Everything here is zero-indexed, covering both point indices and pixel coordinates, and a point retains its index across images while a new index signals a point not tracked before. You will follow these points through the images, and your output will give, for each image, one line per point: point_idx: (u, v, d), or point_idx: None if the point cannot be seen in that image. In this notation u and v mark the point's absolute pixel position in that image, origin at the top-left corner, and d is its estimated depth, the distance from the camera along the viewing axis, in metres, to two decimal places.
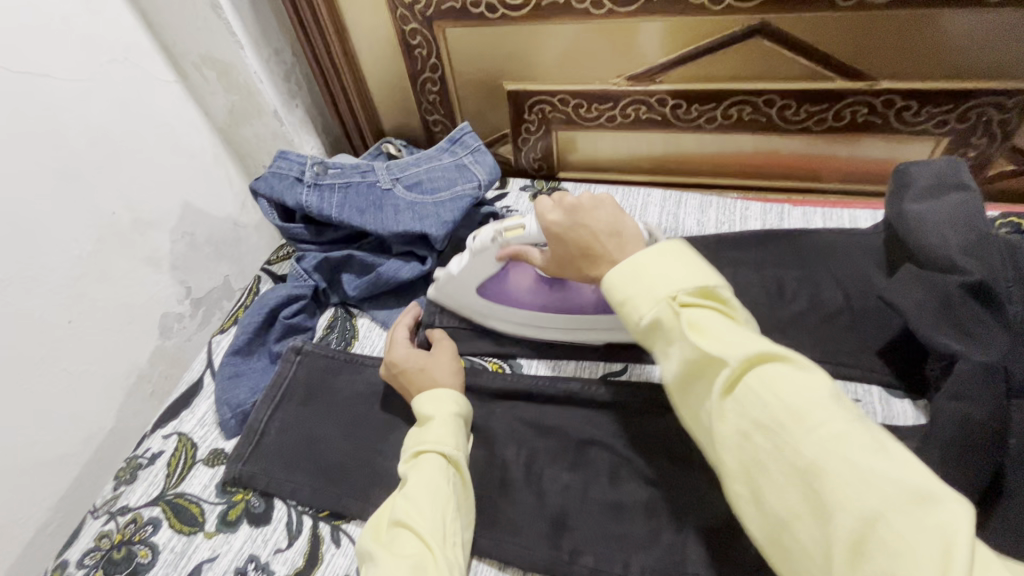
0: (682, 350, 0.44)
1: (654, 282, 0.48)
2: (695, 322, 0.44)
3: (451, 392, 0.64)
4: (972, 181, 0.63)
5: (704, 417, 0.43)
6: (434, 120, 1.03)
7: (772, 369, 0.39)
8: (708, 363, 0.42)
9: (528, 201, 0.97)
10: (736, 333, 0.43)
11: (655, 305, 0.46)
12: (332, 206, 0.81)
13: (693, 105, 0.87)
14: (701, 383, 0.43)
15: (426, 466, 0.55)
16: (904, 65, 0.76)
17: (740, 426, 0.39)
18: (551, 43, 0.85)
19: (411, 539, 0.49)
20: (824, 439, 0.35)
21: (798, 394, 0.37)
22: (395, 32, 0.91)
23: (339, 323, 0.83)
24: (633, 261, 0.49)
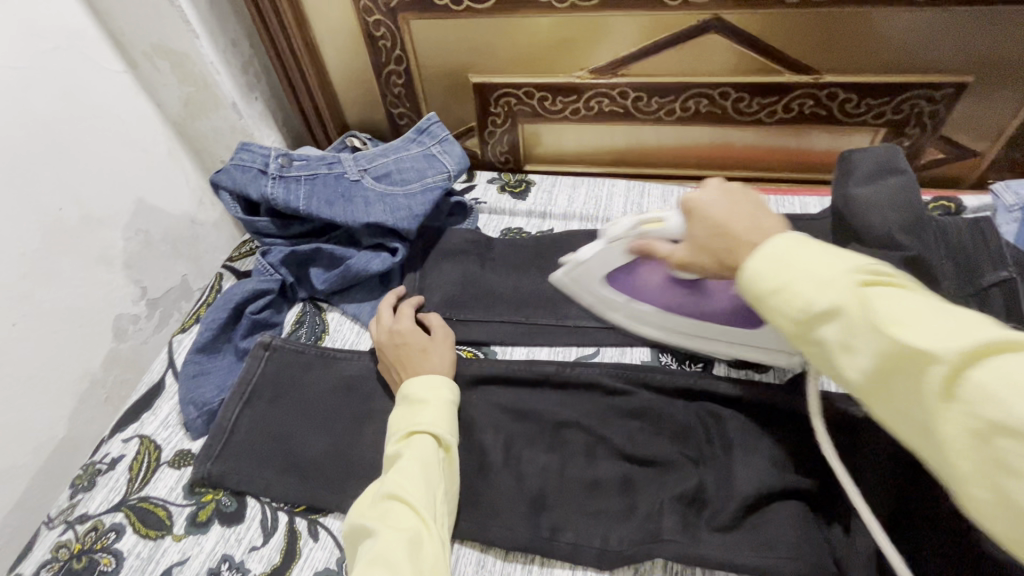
0: (869, 346, 0.36)
1: (816, 269, 0.40)
2: (879, 311, 0.36)
3: (444, 378, 0.65)
4: (908, 167, 0.68)
5: (919, 424, 0.35)
6: (399, 113, 1.03)
7: (1010, 358, 0.32)
8: (903, 358, 0.35)
9: (496, 193, 0.98)
10: (936, 318, 0.35)
11: (829, 290, 0.39)
12: (299, 199, 0.80)
13: (653, 98, 0.91)
14: (908, 382, 0.35)
15: (420, 446, 0.56)
16: (844, 60, 0.81)
17: (975, 429, 0.32)
18: (515, 36, 0.86)
19: (405, 513, 0.49)
20: None
21: None
22: (357, 23, 0.90)
23: (308, 318, 0.82)
24: (774, 254, 0.43)
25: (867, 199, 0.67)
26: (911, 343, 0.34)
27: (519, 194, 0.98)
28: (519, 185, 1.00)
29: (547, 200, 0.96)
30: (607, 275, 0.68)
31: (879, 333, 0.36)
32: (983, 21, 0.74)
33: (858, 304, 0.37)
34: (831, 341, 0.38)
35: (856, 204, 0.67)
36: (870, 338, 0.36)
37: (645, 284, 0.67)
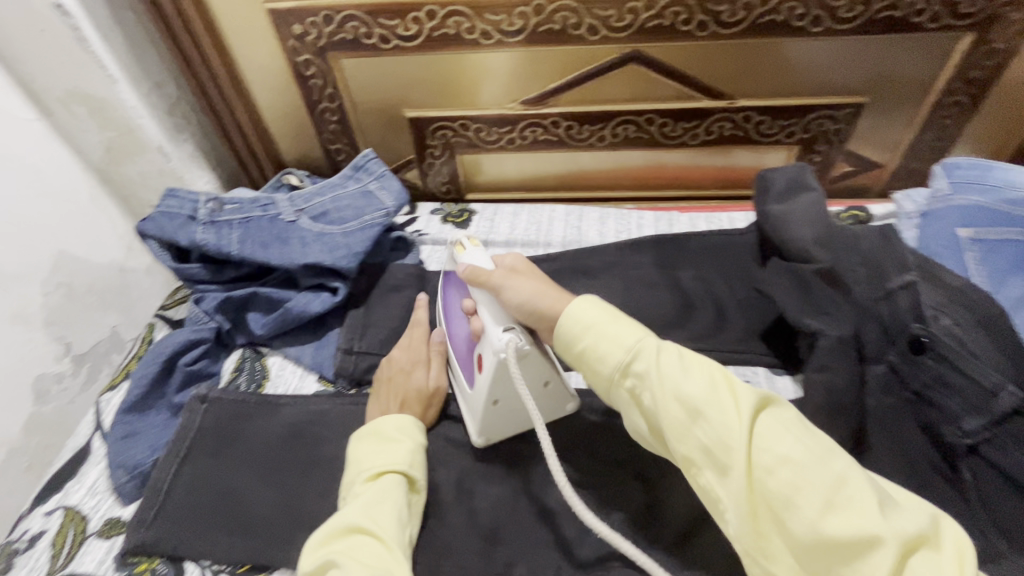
0: (668, 397, 0.48)
1: (619, 334, 0.53)
2: (679, 377, 0.48)
3: (414, 418, 0.64)
4: (814, 184, 0.74)
5: (699, 462, 0.46)
6: (337, 149, 1.02)
7: (766, 413, 0.45)
8: (696, 411, 0.46)
9: (438, 224, 0.99)
10: (707, 381, 0.48)
11: (631, 352, 0.52)
12: (231, 243, 0.78)
13: (583, 126, 0.94)
14: (698, 427, 0.46)
15: (391, 484, 0.56)
16: (755, 85, 0.87)
17: (765, 464, 0.43)
18: (445, 71, 0.88)
19: (374, 546, 0.50)
20: (828, 474, 0.41)
21: (791, 436, 0.43)
22: (287, 63, 0.90)
23: (248, 364, 0.79)
24: (594, 316, 0.54)
25: (784, 216, 0.72)
26: (703, 399, 0.47)
27: (462, 223, 0.99)
28: (461, 215, 1.01)
29: (489, 229, 0.98)
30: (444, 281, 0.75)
31: (680, 374, 0.48)
32: (871, 48, 0.81)
33: (669, 370, 0.49)
34: (648, 396, 0.49)
35: (774, 220, 0.73)
36: (675, 395, 0.48)
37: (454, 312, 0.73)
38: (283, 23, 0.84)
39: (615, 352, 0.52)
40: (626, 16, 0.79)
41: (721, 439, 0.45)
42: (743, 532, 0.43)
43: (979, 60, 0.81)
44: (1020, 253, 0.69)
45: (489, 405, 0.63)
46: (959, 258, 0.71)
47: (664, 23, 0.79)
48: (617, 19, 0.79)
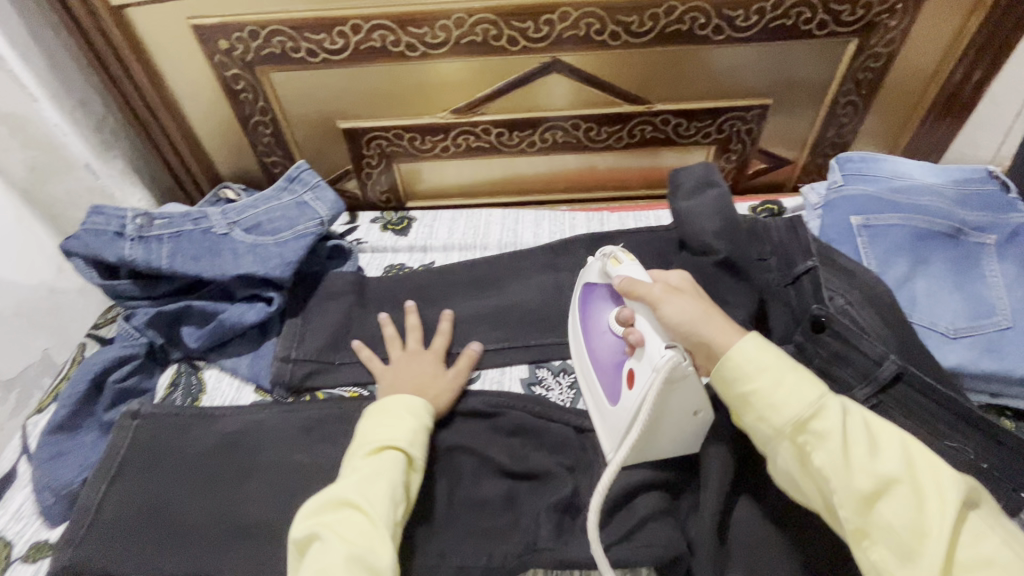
0: (851, 458, 0.47)
1: (801, 386, 0.51)
2: (848, 438, 0.48)
3: (425, 402, 0.68)
4: (719, 180, 0.79)
5: (864, 521, 0.46)
6: (273, 162, 1.03)
7: (931, 473, 0.46)
8: (909, 450, 0.48)
9: (378, 232, 1.01)
10: (864, 438, 0.48)
11: (809, 405, 0.50)
12: (161, 258, 0.78)
13: (513, 132, 0.98)
14: (880, 495, 0.46)
15: (389, 463, 0.59)
16: (669, 90, 0.93)
17: (912, 528, 0.44)
18: (375, 83, 0.91)
19: (360, 520, 0.54)
20: (982, 549, 0.43)
21: (939, 494, 0.45)
22: (215, 78, 0.90)
23: (183, 379, 0.79)
24: (767, 358, 0.53)
25: (689, 211, 0.76)
26: (895, 460, 0.47)
27: (401, 230, 1.01)
28: (401, 222, 1.03)
29: (428, 234, 1.00)
30: (586, 288, 0.72)
31: (857, 437, 0.48)
32: (770, 54, 0.88)
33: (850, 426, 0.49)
34: (801, 434, 0.50)
35: (681, 215, 0.77)
36: (791, 408, 0.50)
37: (600, 325, 0.69)
38: (209, 39, 0.85)
39: (781, 408, 0.50)
40: (543, 28, 0.84)
41: (877, 499, 0.46)
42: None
43: (865, 63, 0.89)
44: (903, 238, 0.75)
45: (635, 426, 0.60)
46: (853, 244, 0.77)
47: (579, 33, 0.84)
48: (534, 31, 0.84)
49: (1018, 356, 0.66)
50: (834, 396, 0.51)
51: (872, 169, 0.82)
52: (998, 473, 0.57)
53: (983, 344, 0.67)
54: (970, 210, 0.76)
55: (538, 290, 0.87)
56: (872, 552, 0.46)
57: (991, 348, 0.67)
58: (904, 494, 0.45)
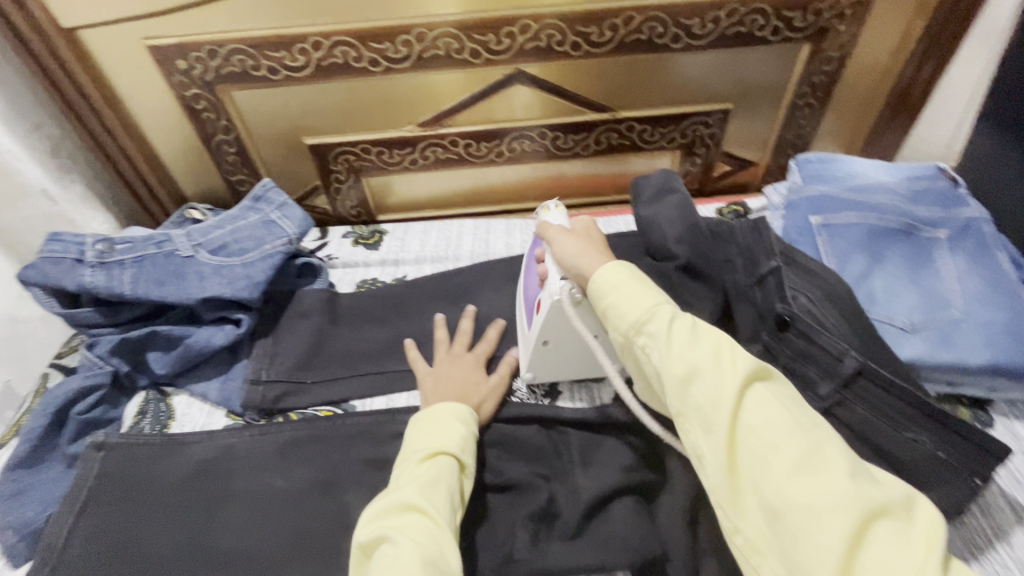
0: (692, 367, 0.49)
1: (700, 357, 0.49)
2: (685, 345, 0.50)
3: (471, 410, 0.67)
4: (679, 186, 0.81)
5: (700, 418, 0.48)
6: (240, 180, 1.02)
7: (763, 388, 0.48)
8: (815, 451, 0.44)
9: (349, 247, 1.00)
10: (709, 349, 0.50)
11: (649, 314, 0.53)
12: (123, 283, 0.77)
13: (480, 143, 0.98)
14: (762, 475, 0.44)
15: (445, 468, 0.58)
16: (631, 98, 0.94)
17: (754, 427, 0.46)
18: (339, 99, 0.91)
19: (426, 523, 0.52)
20: (796, 453, 0.44)
21: (776, 411, 0.46)
22: (175, 97, 0.89)
23: (151, 406, 0.77)
24: (626, 282, 0.56)
25: (650, 218, 0.78)
26: (797, 455, 0.44)
27: (373, 244, 1.00)
28: (372, 236, 1.02)
29: (400, 247, 1.00)
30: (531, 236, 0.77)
31: (690, 343, 0.50)
32: (727, 60, 0.90)
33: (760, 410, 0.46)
34: (686, 395, 0.48)
35: (643, 222, 0.79)
36: (680, 360, 0.49)
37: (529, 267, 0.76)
38: (166, 59, 0.84)
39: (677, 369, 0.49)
40: (504, 40, 0.84)
41: (756, 481, 0.44)
42: (719, 483, 0.46)
43: (818, 66, 0.91)
44: (857, 236, 0.77)
45: (540, 344, 0.70)
46: (813, 243, 0.79)
47: (540, 45, 0.85)
48: (496, 43, 0.85)
49: (971, 347, 0.68)
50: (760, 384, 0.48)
51: (829, 170, 0.86)
52: (956, 463, 0.59)
53: (938, 337, 0.69)
54: (920, 206, 0.79)
55: (511, 299, 0.87)
56: (737, 533, 0.45)
57: (946, 341, 0.69)
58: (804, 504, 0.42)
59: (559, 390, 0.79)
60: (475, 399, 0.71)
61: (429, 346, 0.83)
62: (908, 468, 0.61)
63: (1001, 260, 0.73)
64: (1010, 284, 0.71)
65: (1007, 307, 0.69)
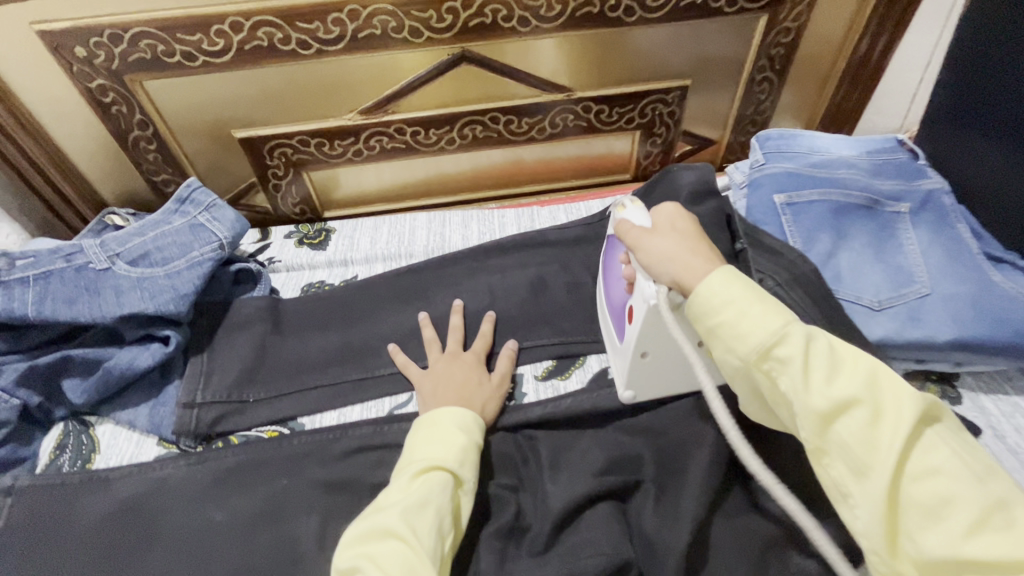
0: (818, 386, 0.40)
1: (765, 316, 0.43)
2: (823, 371, 0.41)
3: (473, 416, 0.62)
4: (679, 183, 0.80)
5: (839, 454, 0.39)
6: (165, 180, 0.92)
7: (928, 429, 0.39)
8: (955, 468, 0.37)
9: (292, 248, 0.92)
10: (838, 364, 0.41)
11: (770, 330, 0.43)
12: (27, 304, 0.68)
13: (429, 130, 0.92)
14: (911, 509, 0.37)
15: (436, 486, 0.53)
16: (587, 76, 0.89)
17: (914, 473, 0.38)
18: (269, 86, 0.82)
19: (403, 551, 0.47)
20: (962, 493, 0.36)
21: (935, 451, 0.38)
22: (78, 90, 0.79)
23: (71, 440, 0.69)
24: (736, 288, 0.45)
25: None
26: (936, 474, 0.37)
27: (319, 244, 0.93)
28: (318, 235, 0.94)
29: (349, 246, 0.92)
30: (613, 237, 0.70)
31: (822, 370, 0.41)
32: (684, 33, 0.86)
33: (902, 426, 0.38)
34: (827, 430, 0.40)
35: None
36: (825, 394, 0.40)
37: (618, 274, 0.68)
38: (61, 46, 0.74)
39: (808, 394, 0.41)
40: (446, 17, 0.78)
41: (918, 533, 0.37)
42: (872, 531, 0.38)
43: (776, 38, 0.88)
44: (823, 214, 0.75)
45: (637, 357, 0.63)
46: (778, 223, 0.76)
47: (486, 21, 0.79)
48: (437, 20, 0.78)
49: (938, 323, 0.67)
50: (927, 415, 0.39)
51: (792, 146, 0.82)
52: None
53: (906, 315, 0.68)
54: (884, 180, 0.77)
55: (470, 296, 0.82)
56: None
57: (913, 317, 0.68)
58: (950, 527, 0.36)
59: (524, 390, 0.74)
60: (473, 401, 0.66)
61: (384, 352, 0.77)
62: None
63: (962, 232, 0.72)
64: (973, 256, 0.70)
65: (971, 280, 0.68)
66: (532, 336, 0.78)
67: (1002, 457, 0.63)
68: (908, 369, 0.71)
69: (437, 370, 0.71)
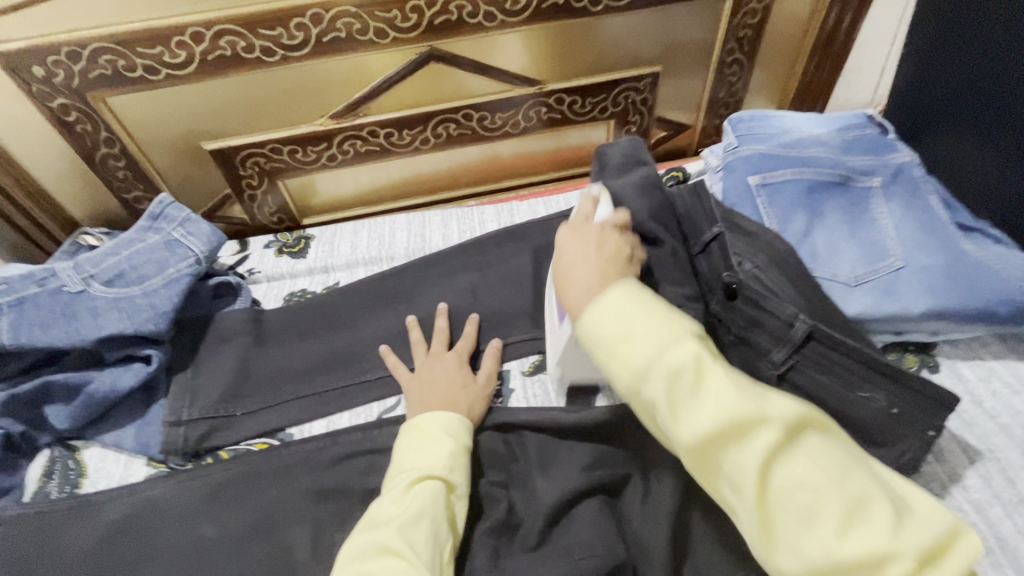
0: (690, 407, 0.43)
1: (646, 339, 0.46)
2: (696, 398, 0.43)
3: (461, 420, 0.63)
4: (648, 159, 0.77)
5: (723, 474, 0.41)
6: (137, 197, 0.91)
7: (803, 439, 0.41)
8: (744, 392, 0.43)
9: (272, 258, 0.91)
10: (710, 385, 0.43)
11: (654, 358, 0.45)
12: (1, 331, 0.67)
13: (402, 131, 0.91)
14: (700, 420, 0.42)
15: (430, 497, 0.54)
16: (557, 68, 0.89)
17: (783, 477, 0.40)
18: (237, 96, 0.81)
19: (401, 567, 0.47)
20: (810, 479, 0.39)
21: (805, 462, 0.40)
22: (40, 111, 0.77)
23: (57, 466, 0.69)
24: (619, 316, 0.48)
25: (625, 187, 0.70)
26: (736, 397, 0.42)
27: (298, 252, 0.92)
28: (297, 243, 0.94)
29: (329, 252, 0.92)
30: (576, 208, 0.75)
31: (693, 397, 0.43)
32: (651, 19, 0.86)
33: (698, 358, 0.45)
34: (707, 454, 0.42)
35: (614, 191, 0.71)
36: (697, 417, 0.42)
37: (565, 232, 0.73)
38: (18, 67, 0.72)
39: (627, 353, 0.46)
40: (411, 16, 0.77)
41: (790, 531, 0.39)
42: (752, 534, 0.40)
43: (743, 20, 0.88)
44: (796, 194, 0.76)
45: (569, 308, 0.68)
46: (754, 205, 0.76)
47: (451, 18, 0.79)
48: (402, 20, 0.77)
49: (913, 296, 0.68)
50: (797, 424, 0.41)
51: (763, 127, 0.82)
52: (909, 417, 0.59)
53: (882, 289, 0.69)
54: (855, 156, 0.78)
55: (453, 295, 0.82)
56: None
57: (889, 291, 0.69)
58: (732, 436, 0.41)
59: (511, 387, 0.74)
60: (460, 401, 0.66)
61: (370, 356, 0.77)
62: (863, 426, 0.60)
63: (934, 203, 0.73)
64: (946, 227, 0.71)
65: (944, 251, 0.69)
66: (518, 332, 0.79)
67: (980, 422, 0.65)
68: (887, 342, 0.72)
69: (420, 373, 0.71)
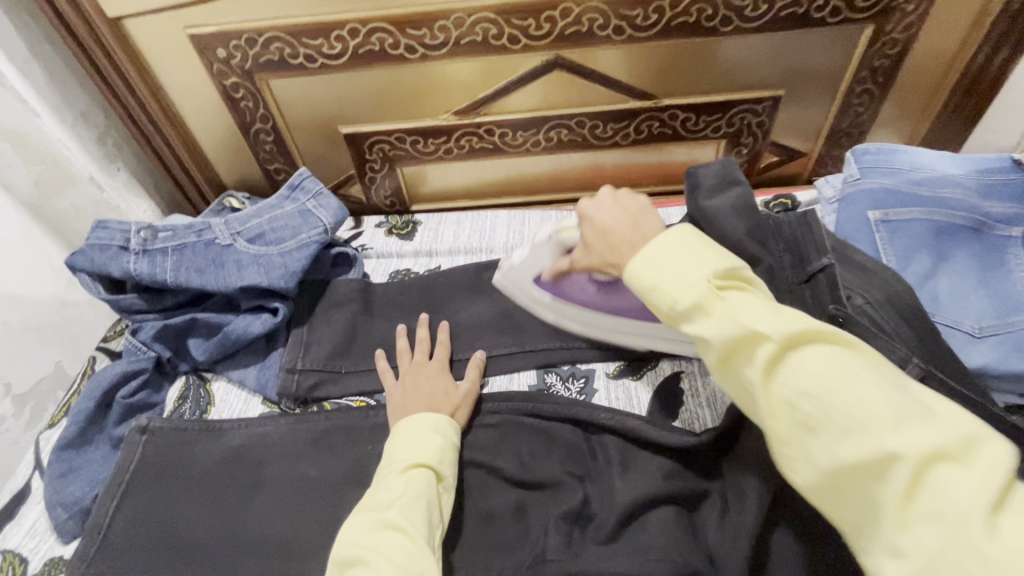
0: (714, 321, 0.43)
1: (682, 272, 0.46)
2: (729, 315, 0.43)
3: (450, 419, 0.67)
4: (741, 177, 0.77)
5: (746, 392, 0.42)
6: (276, 169, 1.02)
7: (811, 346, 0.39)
8: (773, 310, 0.42)
9: (383, 237, 0.99)
10: (740, 299, 0.43)
11: (690, 289, 0.45)
12: (165, 270, 0.78)
13: (517, 132, 0.96)
14: (733, 352, 0.42)
15: (426, 483, 0.57)
16: (676, 84, 0.90)
17: (787, 396, 0.39)
18: (376, 87, 0.90)
19: (402, 541, 0.50)
20: (818, 386, 0.37)
21: (824, 371, 0.38)
22: (214, 86, 0.89)
23: (191, 392, 0.79)
24: (666, 253, 0.48)
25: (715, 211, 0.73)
26: (759, 314, 0.42)
27: (406, 235, 0.99)
28: (406, 226, 1.01)
29: (434, 238, 0.98)
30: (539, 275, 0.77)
31: (719, 316, 0.43)
32: (781, 44, 0.85)
33: (742, 321, 0.42)
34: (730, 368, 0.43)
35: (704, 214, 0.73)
36: (719, 328, 0.43)
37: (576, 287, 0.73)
38: (207, 48, 0.84)
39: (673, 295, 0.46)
40: (544, 25, 0.82)
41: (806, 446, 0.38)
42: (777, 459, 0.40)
43: (881, 49, 0.85)
44: (922, 234, 0.72)
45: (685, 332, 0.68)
46: (871, 240, 0.74)
47: (582, 29, 0.82)
48: (536, 28, 0.82)
49: None
50: (817, 334, 0.40)
51: (889, 161, 0.79)
52: None
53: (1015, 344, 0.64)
54: (996, 201, 0.73)
55: None
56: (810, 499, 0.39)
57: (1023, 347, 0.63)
58: (742, 350, 0.41)
59: (594, 387, 0.77)
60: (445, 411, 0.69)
61: (463, 338, 0.82)
62: None
63: None
64: None
65: None
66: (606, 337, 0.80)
67: None
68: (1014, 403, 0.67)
69: (411, 380, 0.73)
